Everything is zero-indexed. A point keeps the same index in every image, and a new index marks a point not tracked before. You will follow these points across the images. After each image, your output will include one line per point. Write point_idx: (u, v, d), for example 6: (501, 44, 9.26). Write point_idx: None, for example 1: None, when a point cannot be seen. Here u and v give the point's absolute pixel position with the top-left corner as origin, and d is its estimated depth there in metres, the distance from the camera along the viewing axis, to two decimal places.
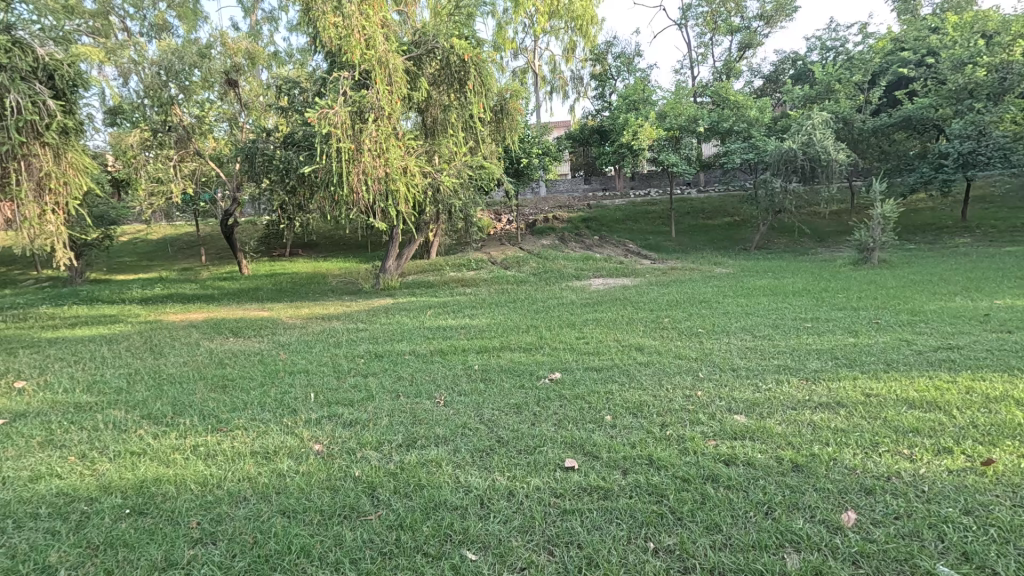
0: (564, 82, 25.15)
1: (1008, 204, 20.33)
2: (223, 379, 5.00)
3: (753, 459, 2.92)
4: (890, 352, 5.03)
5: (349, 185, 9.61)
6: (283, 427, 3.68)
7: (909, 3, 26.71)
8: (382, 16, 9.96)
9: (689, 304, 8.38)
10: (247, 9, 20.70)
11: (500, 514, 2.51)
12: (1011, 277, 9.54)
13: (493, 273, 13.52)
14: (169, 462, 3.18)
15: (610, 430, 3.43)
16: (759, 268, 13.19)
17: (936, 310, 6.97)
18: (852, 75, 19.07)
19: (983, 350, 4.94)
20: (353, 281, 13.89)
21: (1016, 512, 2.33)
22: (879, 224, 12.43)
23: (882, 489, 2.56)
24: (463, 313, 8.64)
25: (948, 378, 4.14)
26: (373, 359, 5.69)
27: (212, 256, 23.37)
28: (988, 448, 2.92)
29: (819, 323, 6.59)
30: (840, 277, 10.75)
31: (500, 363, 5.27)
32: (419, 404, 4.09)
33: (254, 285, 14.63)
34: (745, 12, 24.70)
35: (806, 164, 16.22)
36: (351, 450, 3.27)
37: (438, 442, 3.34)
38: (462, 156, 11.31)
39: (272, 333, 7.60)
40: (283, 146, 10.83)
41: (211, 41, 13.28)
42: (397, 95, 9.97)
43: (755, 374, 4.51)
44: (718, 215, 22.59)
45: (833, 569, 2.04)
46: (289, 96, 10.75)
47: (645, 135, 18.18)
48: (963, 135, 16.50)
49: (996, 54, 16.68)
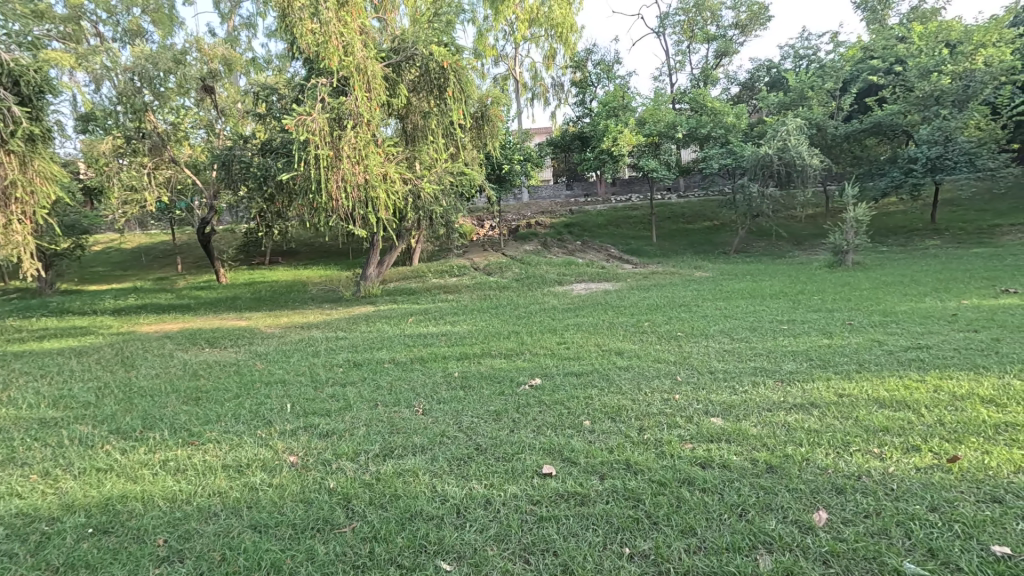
0: (544, 88, 25.34)
1: (973, 207, 21.07)
2: (197, 391, 4.88)
3: (728, 461, 2.95)
4: (862, 353, 5.15)
5: (328, 193, 9.54)
6: (258, 438, 3.62)
7: (877, 13, 27.62)
8: (361, 22, 9.90)
9: (669, 308, 8.48)
10: (224, 15, 20.45)
11: (476, 523, 2.49)
12: (979, 277, 9.85)
13: (476, 279, 13.49)
14: (136, 478, 3.10)
15: (589, 436, 3.43)
16: (738, 272, 13.39)
17: (907, 311, 7.17)
18: (825, 82, 19.60)
19: (950, 349, 5.08)
20: (333, 289, 13.75)
21: (980, 508, 2.39)
22: (853, 227, 12.72)
23: (852, 488, 2.60)
24: (445, 320, 8.61)
25: (918, 377, 4.25)
26: (353, 368, 5.63)
27: (189, 265, 22.89)
28: (954, 445, 2.99)
29: (796, 325, 6.74)
30: (816, 279, 11.00)
31: (480, 370, 5.27)
32: (397, 413, 4.05)
33: (233, 294, 14.42)
34: (720, 21, 25.24)
35: (781, 169, 16.58)
36: (326, 461, 3.22)
37: (416, 451, 3.31)
38: (442, 163, 11.28)
39: (249, 342, 7.47)
40: (260, 153, 10.70)
41: (187, 46, 12.94)
42: (376, 102, 9.89)
43: (732, 376, 4.57)
44: (698, 219, 22.93)
45: (804, 569, 2.07)
46: (266, 103, 10.60)
47: (625, 141, 18.44)
48: (931, 141, 17.04)
49: (959, 63, 17.37)
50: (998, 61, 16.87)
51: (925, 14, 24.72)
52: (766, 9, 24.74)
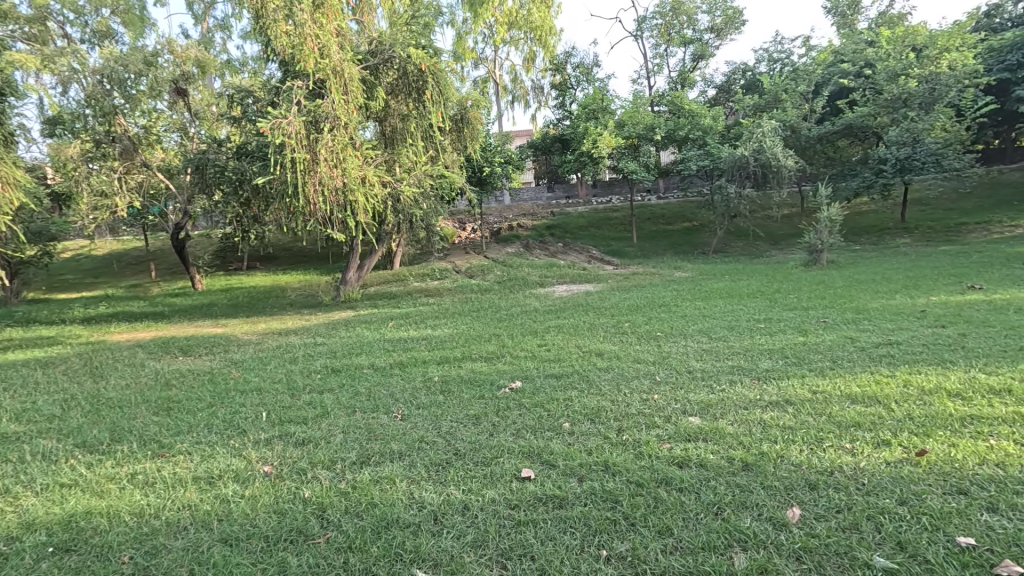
0: (524, 91, 25.43)
1: (941, 206, 21.73)
2: (168, 401, 4.76)
3: (705, 460, 2.98)
4: (837, 350, 5.24)
5: (305, 197, 9.43)
6: (231, 448, 3.54)
7: (847, 18, 28.43)
8: (337, 24, 9.81)
9: (649, 308, 8.57)
10: (197, 16, 20.08)
11: (453, 530, 2.46)
12: (948, 274, 10.15)
13: (457, 282, 13.43)
14: (102, 492, 3.00)
15: (568, 438, 3.43)
16: (716, 272, 13.58)
17: (879, 308, 7.32)
18: (798, 85, 20.02)
19: (919, 344, 5.21)
20: (313, 294, 13.53)
21: (947, 500, 2.45)
22: (826, 227, 12.98)
23: (825, 483, 2.64)
24: (426, 323, 8.54)
25: (889, 373, 4.35)
26: (331, 374, 5.54)
27: (163, 271, 22.36)
28: (922, 439, 3.06)
29: (771, 323, 6.84)
30: (792, 278, 11.23)
31: (461, 374, 5.23)
32: (375, 419, 4.00)
33: (209, 300, 14.11)
34: (696, 25, 25.65)
35: (757, 170, 16.88)
36: (302, 470, 3.16)
37: (394, 458, 3.26)
38: (422, 165, 11.22)
39: (224, 350, 7.31)
40: (235, 157, 10.49)
41: (159, 48, 12.64)
42: (353, 104, 9.79)
43: (710, 375, 4.61)
44: (677, 220, 23.21)
45: (778, 567, 2.08)
46: (241, 105, 10.34)
47: (604, 144, 18.58)
48: (900, 142, 17.57)
49: (925, 66, 17.98)
50: (961, 65, 17.61)
51: (893, 19, 25.44)
52: (741, 14, 25.20)
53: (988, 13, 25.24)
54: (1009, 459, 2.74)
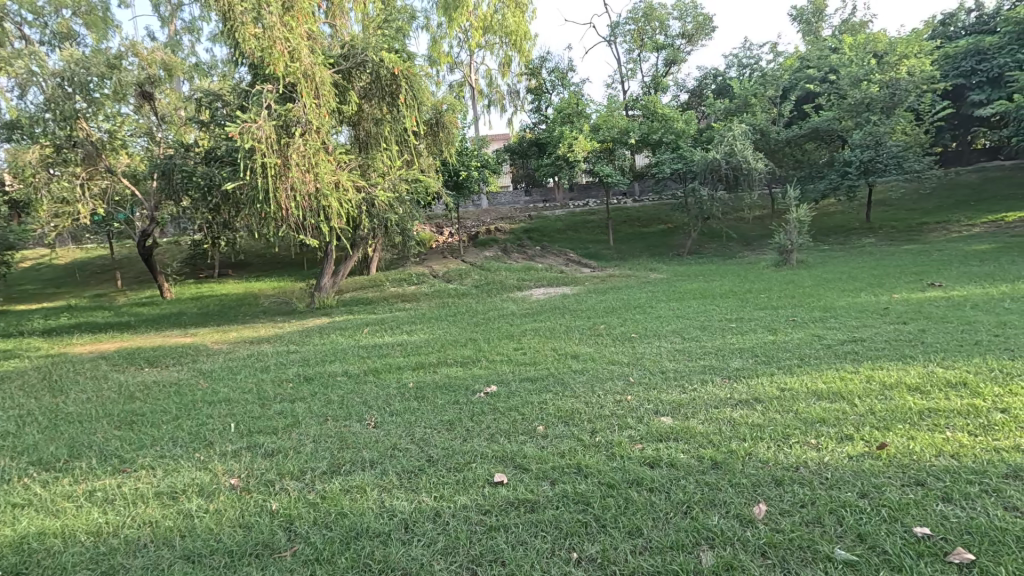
0: (500, 95, 25.51)
1: (903, 206, 22.54)
2: (132, 415, 4.60)
3: (675, 460, 3.01)
4: (804, 348, 5.37)
5: (277, 203, 9.26)
6: (196, 461, 3.44)
7: (812, 25, 29.32)
8: (307, 27, 9.70)
9: (625, 310, 8.65)
10: (164, 18, 19.60)
11: (423, 538, 2.43)
12: (911, 272, 10.52)
13: (434, 287, 13.34)
14: (57, 512, 2.87)
15: (541, 441, 3.44)
16: (690, 273, 13.81)
17: (845, 306, 7.54)
18: (766, 90, 20.54)
19: (882, 341, 5.38)
20: (287, 301, 13.30)
21: (905, 491, 2.52)
22: (795, 227, 13.33)
23: (790, 479, 2.70)
24: (402, 329, 8.46)
25: (853, 369, 4.47)
26: (303, 382, 5.44)
27: (130, 280, 21.67)
28: (883, 433, 3.16)
29: (742, 323, 6.96)
30: (764, 278, 11.49)
31: (435, 379, 5.19)
32: (347, 427, 3.94)
33: (178, 309, 13.72)
34: (668, 30, 26.11)
35: (729, 172, 17.24)
36: (269, 481, 3.08)
37: (364, 466, 3.21)
38: (397, 170, 11.19)
39: (193, 360, 7.11)
40: (204, 162, 10.21)
41: (123, 50, 12.35)
42: (325, 109, 9.66)
43: (681, 375, 4.68)
44: (653, 223, 23.54)
45: (743, 564, 2.11)
46: (209, 109, 10.10)
47: (580, 147, 18.75)
48: (863, 145, 18.17)
49: (886, 72, 18.67)
50: (919, 71, 18.35)
51: (855, 27, 26.31)
52: (711, 21, 25.74)
53: (943, 21, 26.30)
54: (962, 450, 2.84)
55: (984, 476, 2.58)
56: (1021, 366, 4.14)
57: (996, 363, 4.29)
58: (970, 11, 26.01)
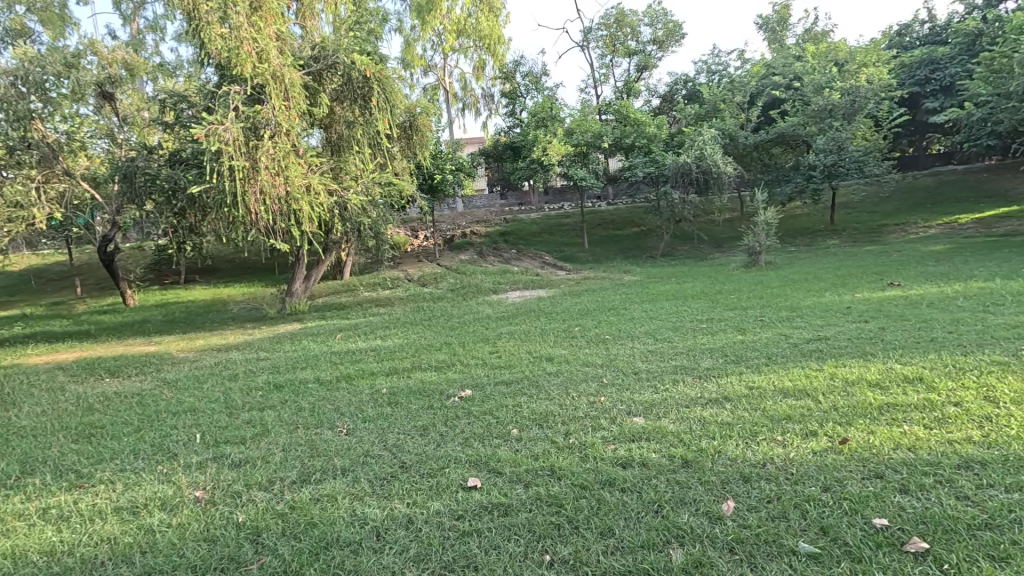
0: (475, 99, 25.54)
1: (865, 209, 23.40)
2: (91, 427, 4.41)
3: (647, 459, 3.05)
4: (771, 347, 5.51)
5: (245, 207, 9.03)
6: (159, 474, 3.33)
7: (777, 33, 30.28)
8: (276, 28, 9.51)
9: (599, 312, 8.75)
10: (126, 16, 18.96)
11: (395, 545, 2.40)
12: (872, 272, 10.91)
13: (409, 291, 13.24)
14: (6, 532, 2.74)
15: (515, 444, 3.43)
16: (663, 275, 14.05)
17: (810, 306, 7.78)
18: (734, 96, 21.05)
19: (845, 339, 5.55)
20: (257, 307, 13.00)
21: (866, 484, 2.61)
22: (763, 230, 13.69)
23: (757, 476, 2.76)
24: (376, 334, 8.35)
25: (818, 367, 4.61)
26: (273, 390, 5.31)
27: (90, 288, 20.83)
28: (845, 428, 3.26)
29: (712, 323, 7.12)
30: (733, 279, 11.76)
31: (408, 384, 5.14)
32: (318, 435, 3.87)
33: (142, 316, 13.25)
34: (639, 37, 26.56)
35: (699, 176, 17.60)
36: (236, 493, 3.00)
37: (336, 475, 3.15)
38: (369, 173, 11.08)
39: (156, 369, 6.88)
40: (168, 165, 9.87)
41: (81, 49, 11.94)
42: (295, 111, 9.47)
43: (654, 375, 4.76)
44: (626, 225, 23.85)
45: (712, 560, 2.16)
46: (174, 110, 9.81)
47: (554, 151, 18.90)
48: (827, 150, 18.81)
49: (846, 80, 19.39)
50: (878, 79, 19.15)
51: (817, 36, 27.27)
52: (680, 27, 26.28)
53: (899, 32, 27.54)
54: (918, 443, 2.96)
55: (939, 467, 2.70)
56: (973, 362, 4.33)
57: (951, 359, 4.48)
58: (924, 23, 27.24)
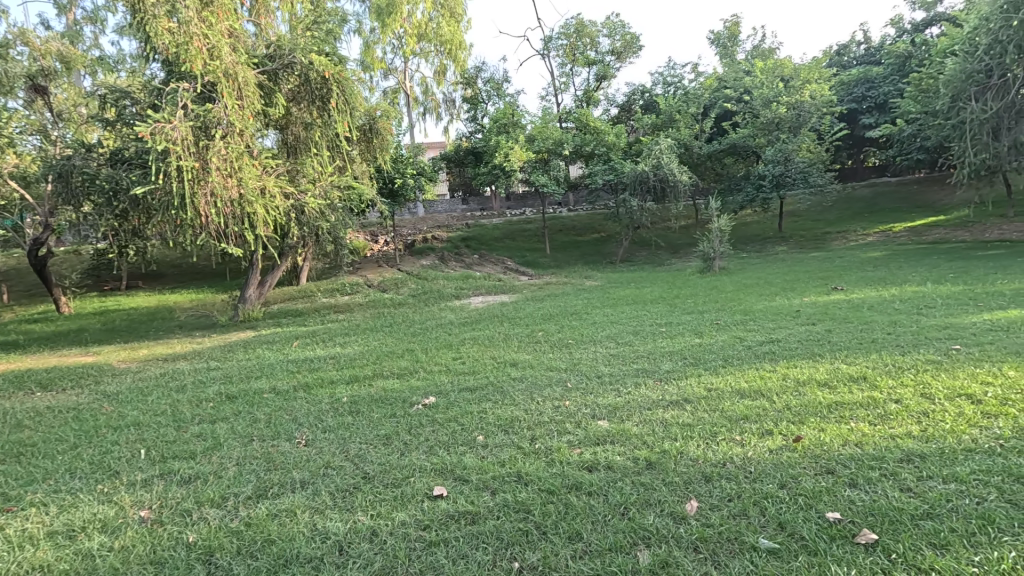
0: (436, 103, 25.39)
1: (810, 217, 24.67)
2: (19, 446, 4.06)
3: (612, 462, 3.08)
4: (727, 349, 5.71)
5: (195, 209, 8.62)
6: (99, 494, 3.09)
7: (728, 49, 31.62)
8: (230, 25, 9.15)
9: (561, 317, 8.82)
10: (61, 6, 17.81)
11: (360, 559, 2.33)
12: (818, 277, 11.51)
13: (369, 296, 12.99)
14: None
15: (481, 451, 3.41)
16: (623, 280, 14.31)
17: (762, 309, 8.13)
18: (689, 107, 21.80)
19: (795, 341, 5.81)
20: (206, 314, 12.39)
21: (818, 480, 2.73)
22: (718, 237, 14.21)
23: (718, 475, 2.84)
24: (334, 342, 8.11)
25: (771, 368, 4.81)
26: (226, 401, 5.07)
27: (18, 295, 19.34)
28: (798, 427, 3.41)
29: (672, 327, 7.31)
30: (690, 284, 12.13)
31: (370, 393, 5.01)
32: (276, 447, 3.71)
33: (79, 325, 12.38)
34: (598, 47, 27.12)
35: (657, 184, 18.11)
36: (185, 511, 2.83)
37: (295, 488, 3.03)
38: (328, 176, 10.82)
39: (95, 382, 6.43)
40: (109, 164, 9.29)
41: (10, 38, 11.28)
42: (249, 111, 9.13)
43: (616, 379, 4.83)
44: (587, 231, 24.23)
45: (677, 560, 2.19)
46: (115, 107, 9.26)
47: (516, 157, 19.00)
48: (775, 160, 19.76)
49: (792, 95, 20.44)
50: (820, 95, 20.28)
51: (764, 53, 28.64)
52: (637, 40, 27.04)
53: (838, 52, 29.33)
54: (864, 439, 3.12)
55: (883, 461, 2.85)
56: (909, 360, 4.63)
57: (890, 358, 4.77)
58: (859, 44, 29.17)
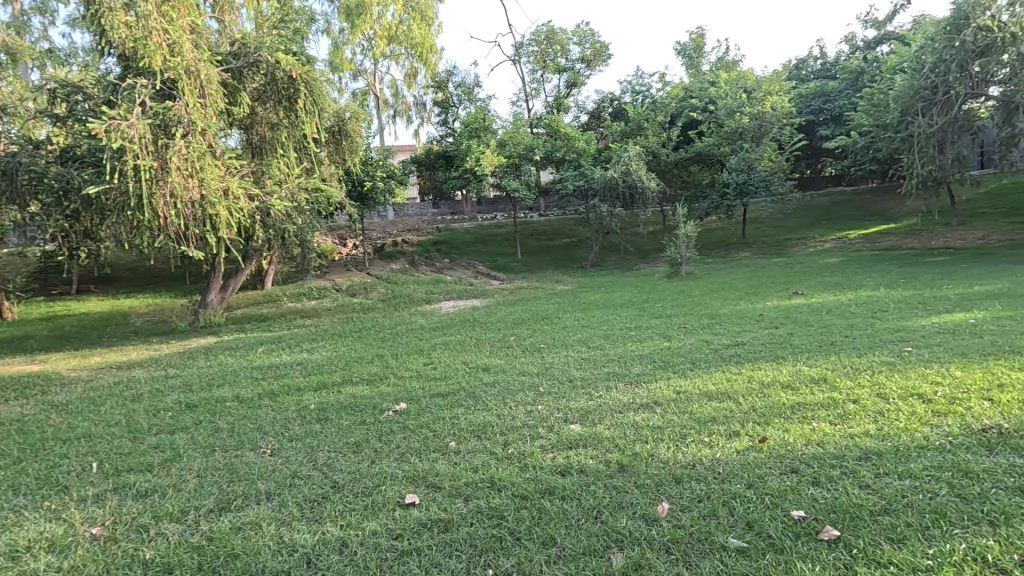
0: (406, 106, 25.16)
1: (772, 224, 25.55)
2: None
3: (585, 466, 3.10)
4: (695, 352, 5.83)
5: (153, 210, 8.26)
6: (46, 512, 2.91)
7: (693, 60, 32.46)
8: (191, 20, 8.82)
9: (532, 321, 8.84)
10: None
11: (329, 572, 2.26)
12: (779, 282, 11.92)
13: (338, 301, 12.72)
14: None
15: (453, 457, 3.37)
16: (593, 285, 14.47)
17: (727, 313, 8.36)
18: (656, 115, 22.27)
19: (759, 344, 5.99)
20: (164, 320, 11.86)
21: (783, 478, 2.81)
22: (684, 242, 14.55)
23: (689, 476, 2.89)
24: (301, 348, 7.90)
25: (737, 371, 4.94)
26: (186, 411, 4.85)
27: None
28: (764, 428, 3.50)
29: (641, 330, 7.43)
30: (659, 289, 12.36)
31: (339, 400, 4.89)
32: (240, 458, 3.57)
33: (23, 332, 11.67)
34: (569, 54, 27.42)
35: (625, 190, 18.42)
36: (142, 527, 2.70)
37: (260, 499, 2.93)
38: (295, 178, 10.57)
39: (43, 391, 6.07)
40: (59, 162, 8.82)
41: None
42: (212, 109, 8.83)
43: (588, 383, 4.86)
44: (558, 236, 24.43)
45: (650, 562, 2.22)
46: (66, 103, 8.82)
47: (487, 161, 19.02)
48: (739, 169, 20.40)
49: (754, 106, 21.14)
50: (781, 107, 21.05)
51: (728, 65, 29.53)
52: (606, 49, 27.49)
53: (797, 66, 30.53)
54: (825, 438, 3.24)
55: (843, 460, 2.96)
56: (865, 362, 4.84)
57: (847, 360, 4.97)
58: (817, 59, 30.44)
